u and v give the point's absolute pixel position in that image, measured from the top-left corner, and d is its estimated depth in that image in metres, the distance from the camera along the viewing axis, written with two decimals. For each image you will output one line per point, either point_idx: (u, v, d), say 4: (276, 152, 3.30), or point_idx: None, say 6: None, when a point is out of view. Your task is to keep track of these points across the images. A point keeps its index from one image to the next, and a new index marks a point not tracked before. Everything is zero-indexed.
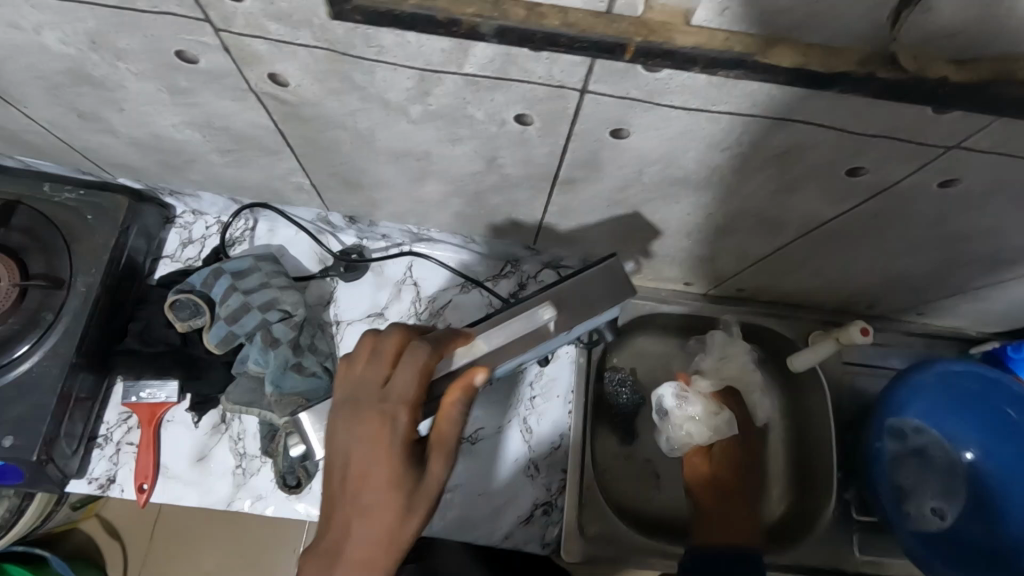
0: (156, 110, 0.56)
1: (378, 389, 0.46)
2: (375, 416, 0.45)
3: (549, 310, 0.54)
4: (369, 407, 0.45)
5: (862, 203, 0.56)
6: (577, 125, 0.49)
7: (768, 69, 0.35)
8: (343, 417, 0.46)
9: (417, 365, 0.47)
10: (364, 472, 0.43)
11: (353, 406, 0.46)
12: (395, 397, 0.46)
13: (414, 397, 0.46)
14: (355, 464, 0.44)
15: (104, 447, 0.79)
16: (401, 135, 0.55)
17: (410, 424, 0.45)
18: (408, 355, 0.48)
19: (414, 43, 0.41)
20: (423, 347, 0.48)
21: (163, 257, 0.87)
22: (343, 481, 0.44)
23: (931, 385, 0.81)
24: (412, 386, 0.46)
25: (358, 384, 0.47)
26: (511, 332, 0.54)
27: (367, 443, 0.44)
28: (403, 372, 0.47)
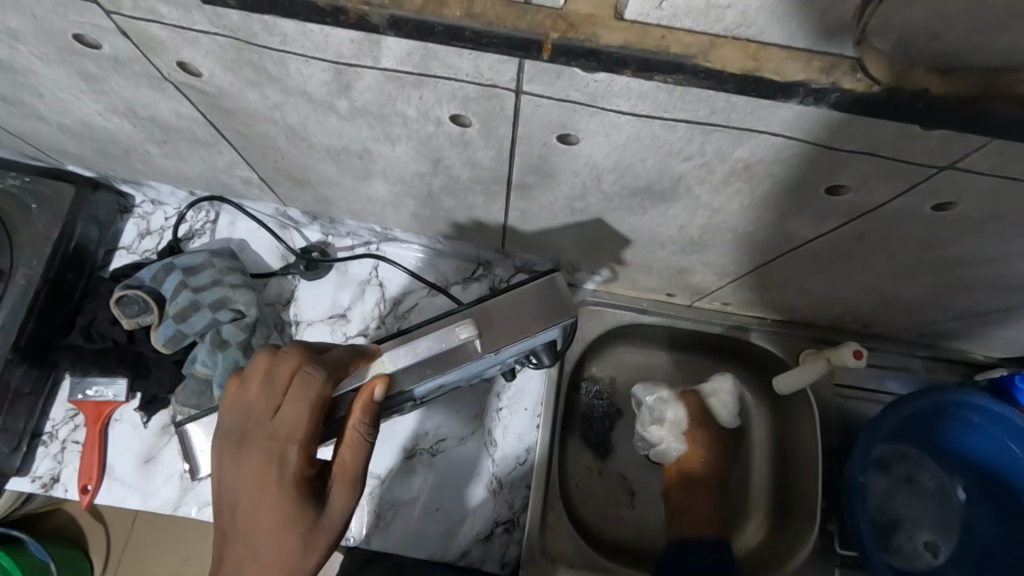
0: (76, 98, 0.54)
1: (268, 423, 0.47)
2: (264, 453, 0.47)
3: (469, 329, 0.53)
4: (257, 444, 0.47)
5: (846, 222, 0.50)
6: (518, 128, 0.44)
7: (708, 73, 0.30)
8: (234, 454, 0.48)
9: (306, 399, 0.47)
10: (253, 512, 0.46)
11: (244, 443, 0.48)
12: (283, 434, 0.47)
13: (303, 434, 0.47)
14: (248, 500, 0.47)
15: (48, 445, 0.77)
16: (333, 131, 0.51)
17: (301, 459, 0.47)
18: (299, 386, 0.47)
19: (318, 33, 0.36)
20: (314, 377, 0.47)
21: (118, 248, 0.84)
22: (233, 517, 0.47)
23: (925, 414, 0.74)
24: (302, 421, 0.47)
25: (249, 419, 0.48)
26: (417, 354, 0.51)
27: (255, 482, 0.47)
28: (291, 406, 0.47)
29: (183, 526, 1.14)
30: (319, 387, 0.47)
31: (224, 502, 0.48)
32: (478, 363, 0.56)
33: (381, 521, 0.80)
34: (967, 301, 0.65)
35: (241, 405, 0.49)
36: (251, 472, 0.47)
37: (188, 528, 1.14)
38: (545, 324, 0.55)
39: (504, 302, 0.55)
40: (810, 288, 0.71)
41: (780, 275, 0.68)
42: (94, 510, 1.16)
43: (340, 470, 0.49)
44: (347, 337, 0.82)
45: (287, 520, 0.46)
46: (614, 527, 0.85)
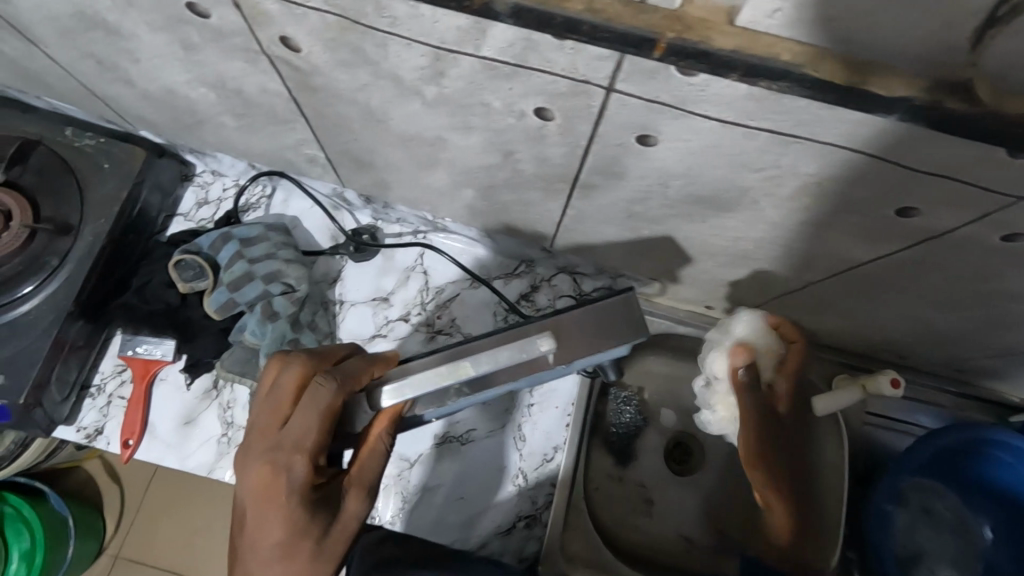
0: (168, 65, 0.56)
1: (274, 434, 0.48)
2: (270, 465, 0.47)
3: (549, 342, 0.51)
4: (262, 456, 0.47)
5: (905, 248, 0.51)
6: (599, 127, 0.45)
7: (812, 84, 0.31)
8: (239, 465, 0.48)
9: (312, 408, 0.47)
10: (261, 523, 0.46)
11: (248, 454, 0.48)
12: (289, 442, 0.47)
13: (311, 443, 0.47)
14: (256, 514, 0.47)
15: (95, 398, 0.80)
16: (413, 116, 0.52)
17: (307, 471, 0.47)
18: (303, 396, 0.48)
19: (428, 17, 0.37)
20: (324, 388, 0.48)
21: (176, 214, 0.87)
22: (243, 529, 0.47)
23: (959, 448, 0.74)
24: (309, 431, 0.47)
25: (257, 431, 0.49)
26: (497, 362, 0.50)
27: (260, 492, 0.47)
28: (298, 416, 0.47)
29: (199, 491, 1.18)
30: (325, 396, 0.48)
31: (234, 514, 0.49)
32: (546, 374, 0.55)
33: (405, 504, 0.82)
34: (1016, 339, 0.65)
35: (251, 414, 0.50)
36: (256, 483, 0.47)
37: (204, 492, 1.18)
38: (615, 341, 0.53)
39: (579, 314, 0.54)
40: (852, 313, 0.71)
41: (824, 297, 0.69)
42: (113, 470, 1.19)
43: (355, 474, 0.50)
44: (388, 321, 0.84)
45: (297, 529, 0.46)
46: (631, 529, 0.86)
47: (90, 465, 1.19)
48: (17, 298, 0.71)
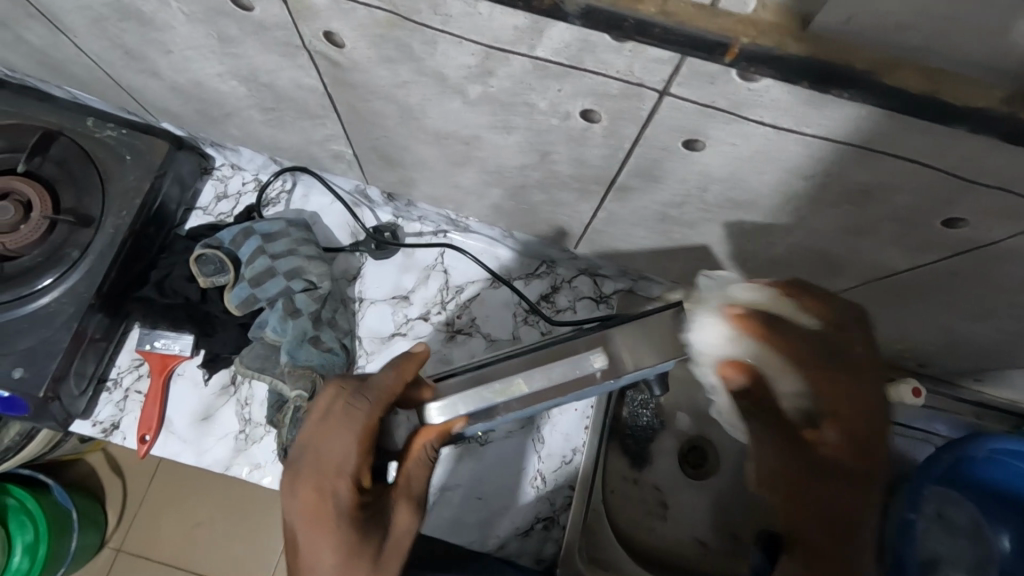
0: (201, 57, 0.55)
1: (315, 460, 0.49)
2: (316, 491, 0.48)
3: (602, 359, 0.47)
4: (307, 482, 0.48)
5: (944, 259, 0.50)
6: (645, 130, 0.45)
7: (885, 94, 0.30)
8: (287, 491, 0.49)
9: (350, 431, 0.48)
10: (315, 547, 0.47)
11: (293, 481, 0.49)
12: (330, 467, 0.48)
13: (353, 466, 0.48)
14: (307, 538, 0.48)
15: (111, 392, 0.79)
16: (451, 115, 0.52)
17: (353, 493, 0.48)
18: (341, 419, 0.49)
19: (484, 16, 0.37)
20: (360, 408, 0.48)
21: (195, 208, 0.86)
22: (296, 554, 0.48)
23: (980, 458, 0.74)
24: (350, 454, 0.48)
25: (300, 457, 0.49)
26: (550, 378, 0.47)
27: (310, 517, 0.48)
28: (337, 440, 0.48)
29: (201, 483, 1.16)
30: (361, 417, 0.48)
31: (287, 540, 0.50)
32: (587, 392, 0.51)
33: None
34: None
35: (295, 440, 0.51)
36: (305, 510, 0.48)
37: (206, 484, 1.16)
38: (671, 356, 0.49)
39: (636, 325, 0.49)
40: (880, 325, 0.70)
41: (848, 307, 0.68)
42: (116, 462, 1.18)
43: (402, 487, 0.50)
44: (407, 319, 0.83)
45: (351, 550, 0.47)
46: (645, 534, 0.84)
47: (91, 457, 1.18)
48: (35, 292, 0.70)
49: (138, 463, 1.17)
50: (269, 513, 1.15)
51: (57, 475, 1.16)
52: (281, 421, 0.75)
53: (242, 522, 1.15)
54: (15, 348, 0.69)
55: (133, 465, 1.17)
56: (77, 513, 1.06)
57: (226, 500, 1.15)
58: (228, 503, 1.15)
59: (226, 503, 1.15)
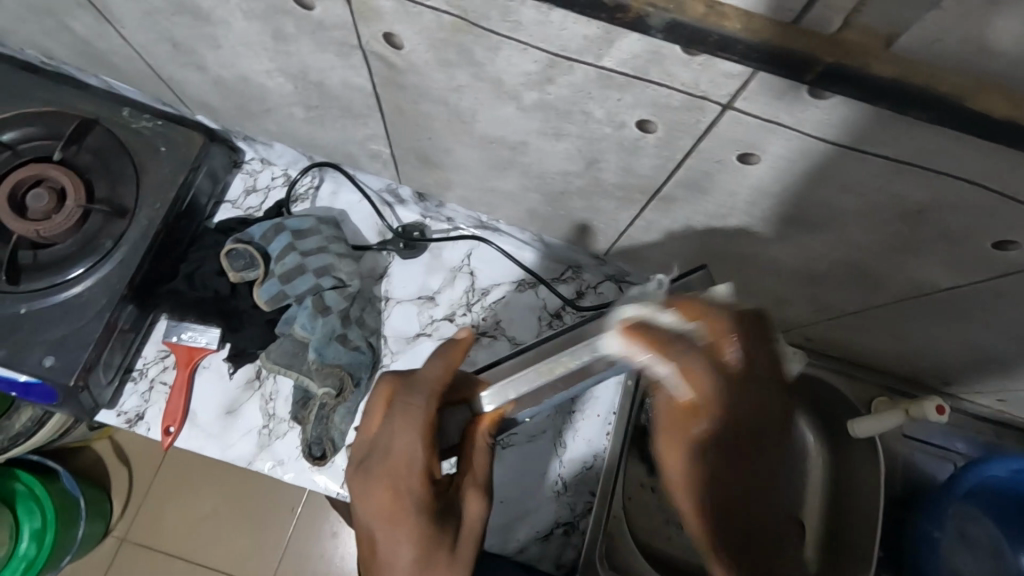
0: (251, 52, 0.55)
1: (382, 458, 0.48)
2: (387, 488, 0.47)
3: None
4: (378, 480, 0.48)
5: (991, 281, 0.50)
6: (700, 142, 0.45)
7: (965, 119, 0.31)
8: (358, 491, 0.49)
9: (411, 425, 0.48)
10: (393, 543, 0.47)
11: (364, 480, 0.48)
12: (399, 464, 0.47)
13: (418, 461, 0.47)
14: (384, 534, 0.47)
15: (138, 382, 0.80)
16: (503, 119, 0.52)
17: (423, 487, 0.47)
18: (397, 415, 0.48)
19: (556, 24, 0.37)
20: (416, 403, 0.48)
21: (225, 201, 0.87)
22: (374, 549, 0.48)
23: (1005, 478, 0.73)
24: (414, 448, 0.47)
25: (368, 456, 0.49)
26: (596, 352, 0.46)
27: (387, 515, 0.47)
28: (399, 436, 0.48)
29: (209, 475, 1.16)
30: (419, 411, 0.48)
31: (363, 538, 0.50)
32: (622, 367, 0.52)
33: None
34: None
35: (361, 438, 0.51)
36: (379, 508, 0.47)
37: (216, 476, 1.16)
38: None
39: None
40: (898, 347, 0.70)
41: (864, 327, 0.69)
42: (122, 452, 1.17)
43: (469, 476, 0.50)
44: (433, 320, 0.83)
45: (429, 543, 0.46)
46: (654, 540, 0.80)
47: (98, 445, 1.17)
48: (67, 281, 0.71)
49: (145, 453, 1.17)
50: (278, 508, 1.14)
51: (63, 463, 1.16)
52: (307, 418, 0.75)
53: (250, 517, 1.14)
54: (48, 335, 0.70)
55: (139, 455, 1.16)
56: (84, 502, 1.06)
57: (233, 493, 1.15)
58: (235, 496, 1.15)
59: (233, 496, 1.15)
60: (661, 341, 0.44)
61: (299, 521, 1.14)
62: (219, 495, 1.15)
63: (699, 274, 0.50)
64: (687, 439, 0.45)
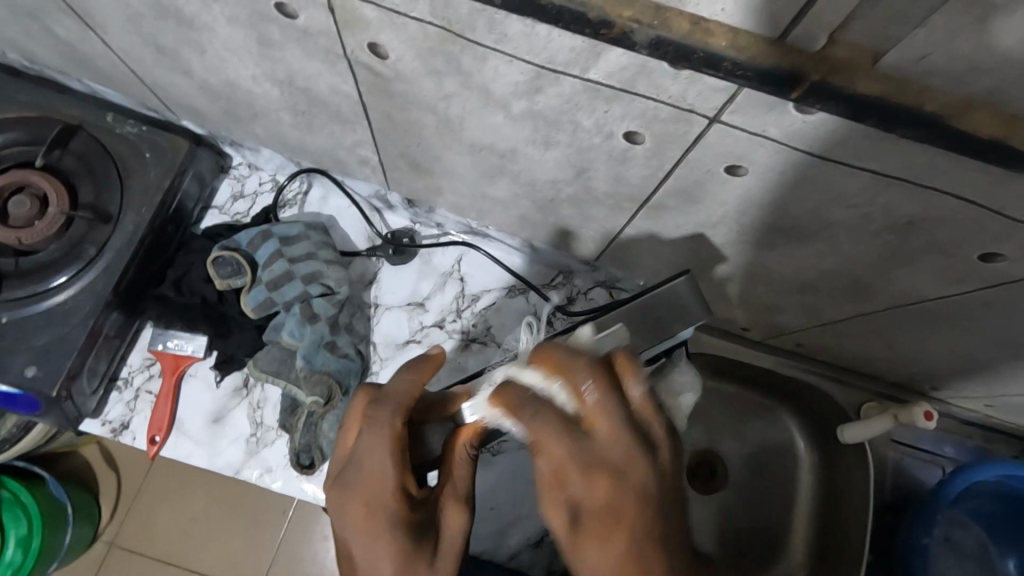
0: (236, 58, 0.54)
1: (354, 471, 0.47)
2: (361, 502, 0.46)
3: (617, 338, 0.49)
4: (351, 494, 0.47)
5: (979, 292, 0.50)
6: (688, 154, 0.45)
7: (951, 136, 0.31)
8: (334, 506, 0.47)
9: (380, 439, 0.47)
10: (370, 559, 0.45)
11: (337, 494, 0.47)
12: (372, 478, 0.47)
13: (389, 471, 0.47)
14: (361, 549, 0.46)
15: (123, 390, 0.80)
16: (490, 128, 0.52)
17: (397, 498, 0.46)
18: (366, 427, 0.48)
19: (543, 37, 0.37)
20: (383, 414, 0.48)
21: (212, 207, 0.86)
22: (353, 565, 0.47)
23: (993, 482, 0.73)
24: (384, 459, 0.47)
25: (342, 471, 0.48)
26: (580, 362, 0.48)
27: (363, 530, 0.46)
28: (368, 447, 0.47)
29: (199, 480, 1.15)
30: (386, 424, 0.48)
31: (343, 556, 0.48)
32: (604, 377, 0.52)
33: None
34: None
35: (337, 453, 0.51)
36: (355, 523, 0.46)
37: (205, 481, 1.15)
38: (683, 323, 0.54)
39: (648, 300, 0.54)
40: (888, 354, 0.70)
41: (853, 335, 0.69)
42: (110, 456, 1.16)
43: (448, 488, 0.49)
44: (422, 326, 0.83)
45: (407, 556, 0.45)
46: None
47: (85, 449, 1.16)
48: (51, 288, 0.70)
49: (133, 457, 1.15)
50: (268, 512, 1.14)
51: (49, 468, 1.14)
52: (295, 427, 0.74)
53: (239, 522, 1.13)
54: (31, 344, 0.69)
55: (127, 459, 1.15)
56: (73, 508, 1.04)
57: (223, 497, 1.14)
58: (224, 500, 1.14)
59: (223, 500, 1.14)
60: (549, 380, 0.43)
61: (289, 526, 1.13)
62: (208, 500, 1.14)
63: (684, 281, 0.54)
64: (587, 459, 0.40)
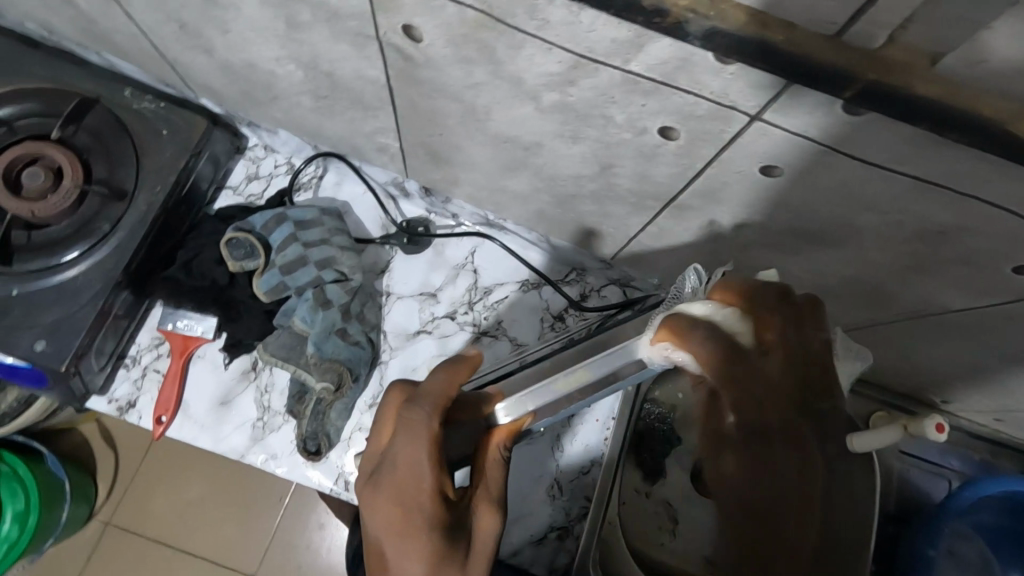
0: (262, 38, 0.54)
1: (390, 470, 0.47)
2: (397, 504, 0.46)
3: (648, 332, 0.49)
4: (386, 494, 0.47)
5: (1005, 307, 0.49)
6: (722, 153, 0.44)
7: (1005, 142, 0.30)
8: (368, 506, 0.48)
9: (417, 441, 0.46)
10: (404, 562, 0.45)
11: (373, 493, 0.47)
12: (406, 478, 0.46)
13: (424, 475, 0.46)
14: (391, 550, 0.46)
15: (130, 369, 0.79)
16: (518, 120, 0.51)
17: (432, 504, 0.46)
18: (400, 427, 0.47)
19: (585, 26, 0.36)
20: (419, 414, 0.46)
21: (225, 187, 0.85)
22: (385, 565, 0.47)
23: (1003, 497, 0.73)
24: (419, 461, 0.46)
25: (378, 470, 0.48)
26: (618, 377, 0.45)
27: (397, 533, 0.46)
28: (403, 448, 0.46)
29: (198, 463, 1.14)
30: (424, 425, 0.46)
31: (374, 554, 0.49)
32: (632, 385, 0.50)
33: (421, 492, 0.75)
34: None
35: (373, 449, 0.51)
36: (389, 525, 0.46)
37: (204, 464, 1.14)
38: None
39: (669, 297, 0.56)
40: (903, 365, 0.70)
41: (870, 345, 0.68)
42: (110, 435, 1.15)
43: (480, 490, 0.48)
44: (433, 317, 0.82)
45: (442, 560, 0.45)
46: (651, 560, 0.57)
47: (84, 426, 1.15)
48: (62, 264, 0.70)
49: (133, 437, 1.15)
50: (267, 498, 1.13)
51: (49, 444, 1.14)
52: (302, 413, 0.74)
53: (237, 508, 1.13)
54: (41, 319, 0.68)
55: (127, 439, 1.14)
56: (69, 486, 1.04)
57: (222, 481, 1.14)
58: (223, 484, 1.14)
59: (222, 484, 1.14)
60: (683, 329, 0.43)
61: (286, 512, 1.13)
62: (207, 482, 1.13)
63: (695, 274, 0.52)
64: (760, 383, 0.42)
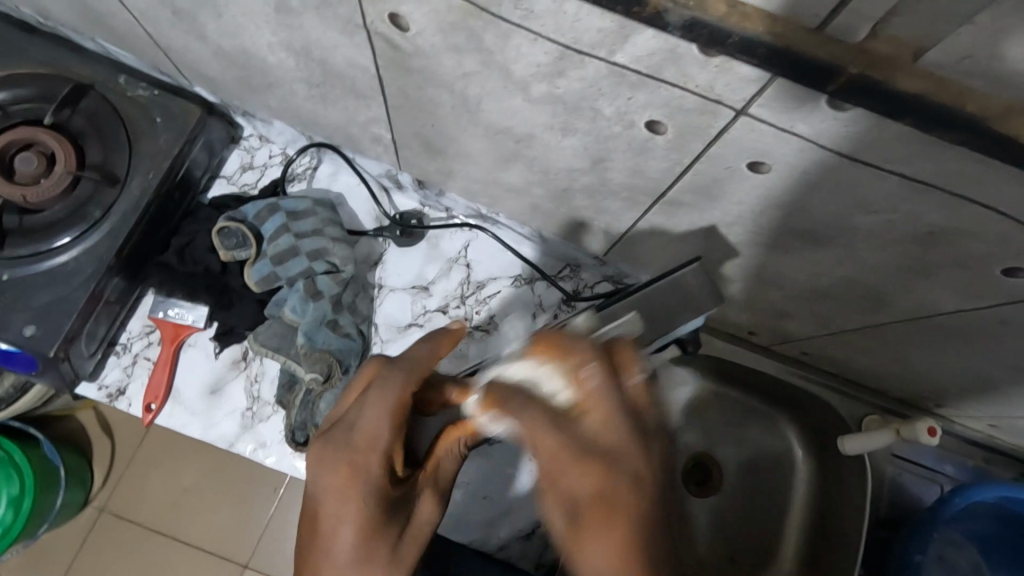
0: (253, 24, 0.53)
1: (351, 426, 0.48)
2: (347, 462, 0.47)
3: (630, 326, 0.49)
4: (338, 451, 0.47)
5: (999, 308, 0.48)
6: (710, 148, 0.43)
7: (992, 141, 0.29)
8: (315, 464, 0.47)
9: (384, 403, 0.48)
10: (337, 522, 0.46)
11: (326, 449, 0.47)
12: (366, 437, 0.47)
13: (387, 437, 0.47)
14: (324, 507, 0.46)
15: (120, 356, 0.79)
16: (508, 111, 0.51)
17: (383, 469, 0.47)
18: (372, 388, 0.49)
19: (570, 15, 0.36)
20: (394, 378, 0.49)
21: (220, 176, 0.85)
22: (314, 522, 0.47)
23: (992, 502, 0.72)
24: (384, 423, 0.47)
25: (336, 426, 0.48)
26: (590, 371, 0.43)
27: (339, 491, 0.46)
28: (368, 407, 0.48)
29: (192, 452, 1.14)
30: (396, 390, 0.48)
31: (306, 511, 0.48)
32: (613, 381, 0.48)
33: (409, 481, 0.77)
34: None
35: (337, 410, 0.51)
36: (334, 482, 0.46)
37: (197, 453, 1.14)
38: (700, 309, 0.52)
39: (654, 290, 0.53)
40: (896, 368, 0.69)
41: (861, 346, 0.67)
42: (104, 422, 1.16)
43: (430, 475, 0.49)
44: (425, 310, 0.82)
45: (374, 531, 0.46)
46: None
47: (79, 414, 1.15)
48: (54, 249, 0.70)
49: (128, 424, 1.15)
50: (259, 488, 1.13)
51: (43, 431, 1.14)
52: (291, 403, 0.74)
53: (230, 495, 1.13)
54: (32, 303, 0.69)
55: (122, 426, 1.15)
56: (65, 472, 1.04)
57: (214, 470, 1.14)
58: (216, 473, 1.14)
59: (214, 473, 1.14)
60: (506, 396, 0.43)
61: (279, 505, 1.13)
62: (200, 471, 1.14)
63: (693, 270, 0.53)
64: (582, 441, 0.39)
